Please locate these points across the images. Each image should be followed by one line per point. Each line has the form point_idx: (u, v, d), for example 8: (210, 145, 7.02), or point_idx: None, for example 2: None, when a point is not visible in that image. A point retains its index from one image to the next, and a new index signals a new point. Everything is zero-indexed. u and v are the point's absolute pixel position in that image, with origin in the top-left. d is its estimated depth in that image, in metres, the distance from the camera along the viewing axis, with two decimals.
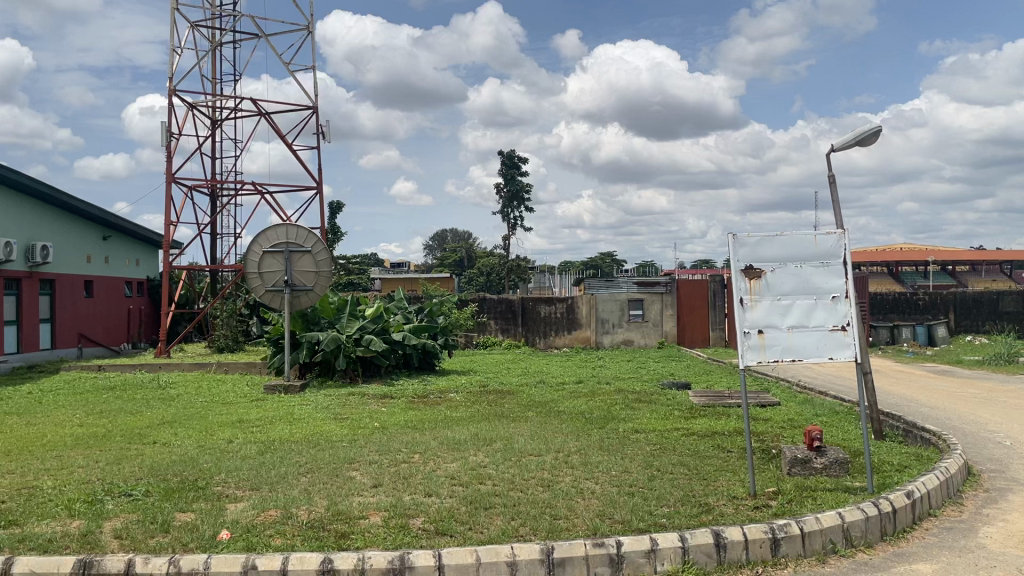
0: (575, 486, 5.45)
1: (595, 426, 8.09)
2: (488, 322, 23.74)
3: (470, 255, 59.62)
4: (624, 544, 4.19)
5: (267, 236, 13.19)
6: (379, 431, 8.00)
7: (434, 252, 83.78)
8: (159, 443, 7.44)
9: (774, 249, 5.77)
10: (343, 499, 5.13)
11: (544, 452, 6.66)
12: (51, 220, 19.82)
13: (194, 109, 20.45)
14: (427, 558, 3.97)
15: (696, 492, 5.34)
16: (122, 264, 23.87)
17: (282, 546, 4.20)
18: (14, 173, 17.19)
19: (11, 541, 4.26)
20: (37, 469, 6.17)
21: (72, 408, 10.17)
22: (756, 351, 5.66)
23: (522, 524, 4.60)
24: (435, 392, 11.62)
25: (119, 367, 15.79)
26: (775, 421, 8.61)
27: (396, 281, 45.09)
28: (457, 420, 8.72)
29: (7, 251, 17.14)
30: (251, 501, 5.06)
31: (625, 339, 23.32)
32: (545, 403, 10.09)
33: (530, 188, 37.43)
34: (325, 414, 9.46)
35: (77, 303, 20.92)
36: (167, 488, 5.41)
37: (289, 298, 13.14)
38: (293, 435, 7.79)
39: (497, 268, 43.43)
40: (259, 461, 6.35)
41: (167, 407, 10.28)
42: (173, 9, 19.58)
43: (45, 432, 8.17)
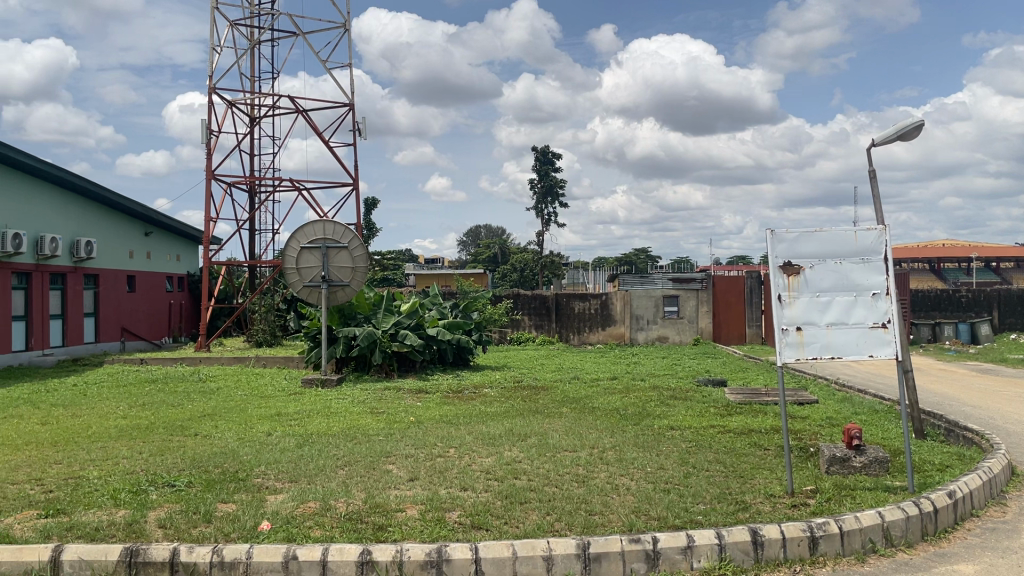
0: (611, 482, 5.45)
1: (629, 422, 8.08)
2: (522, 318, 23.74)
3: (504, 252, 59.57)
4: (660, 540, 4.18)
5: (304, 232, 13.29)
6: (415, 426, 8.06)
7: (468, 249, 84.02)
8: (200, 435, 7.59)
9: (814, 245, 5.69)
10: (380, 492, 5.19)
11: (580, 448, 6.66)
12: (95, 215, 20.24)
13: (233, 107, 20.78)
14: (465, 552, 4.00)
15: (733, 490, 5.31)
16: (163, 259, 24.33)
17: (322, 537, 4.27)
18: (59, 170, 17.59)
19: (60, 529, 4.38)
20: (84, 460, 6.33)
21: (115, 401, 10.37)
22: (794, 349, 5.61)
23: (558, 520, 4.62)
24: (470, 388, 11.65)
25: (161, 360, 16.08)
26: (813, 419, 8.50)
27: (431, 277, 45.32)
28: (492, 415, 8.77)
29: (52, 247, 17.57)
30: (291, 493, 5.15)
31: (660, 335, 23.20)
32: (579, 399, 10.09)
33: (564, 183, 37.42)
34: (362, 408, 9.57)
35: (120, 297, 21.34)
36: (209, 479, 5.52)
37: (327, 293, 13.27)
38: (331, 429, 7.90)
39: (532, 264, 43.48)
40: (298, 453, 6.45)
41: (207, 400, 10.45)
42: (213, 8, 19.90)
43: (91, 424, 8.37)
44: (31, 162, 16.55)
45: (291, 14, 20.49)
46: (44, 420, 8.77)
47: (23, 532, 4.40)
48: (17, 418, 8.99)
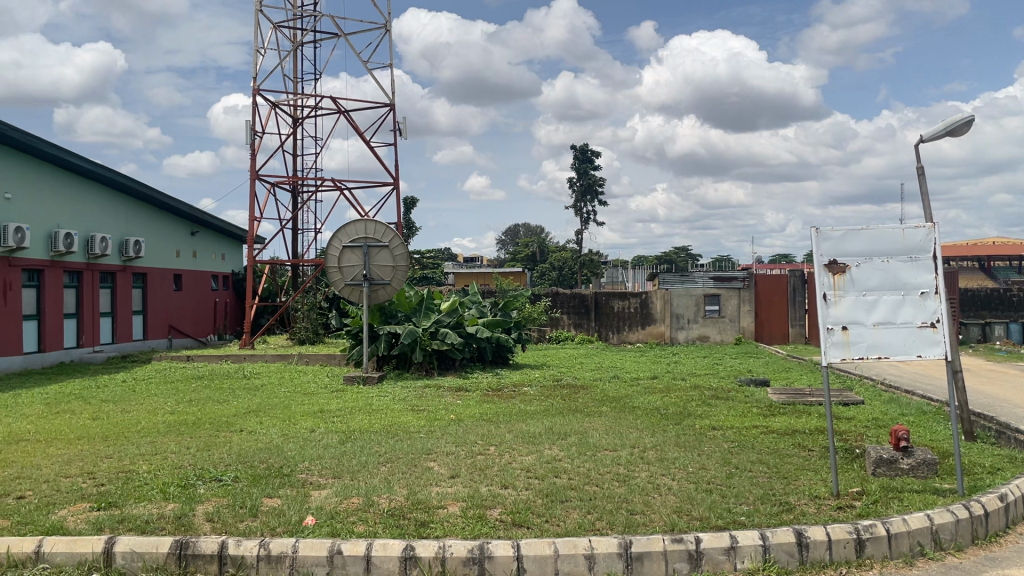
0: (652, 482, 5.43)
1: (670, 422, 8.03)
2: (561, 317, 23.73)
3: (543, 251, 59.49)
4: (703, 541, 4.16)
5: (346, 232, 13.43)
6: (456, 423, 8.12)
7: (506, 248, 84.12)
8: (245, 431, 7.71)
9: (860, 243, 5.58)
10: (421, 489, 5.23)
11: (621, 448, 6.64)
12: (143, 215, 20.69)
13: (276, 108, 21.08)
14: (507, 549, 4.02)
15: (776, 491, 5.25)
16: (209, 258, 24.79)
17: (365, 533, 4.32)
18: (109, 171, 18.04)
19: (112, 522, 4.49)
20: (133, 454, 6.48)
21: (162, 397, 10.60)
22: (840, 348, 5.52)
23: (599, 519, 4.61)
24: (509, 386, 11.70)
25: (206, 357, 16.39)
26: (858, 420, 8.38)
27: (470, 276, 45.50)
28: (531, 414, 8.80)
29: (102, 246, 18.01)
30: (334, 489, 5.22)
31: (701, 335, 22.99)
32: (619, 398, 10.05)
33: (603, 181, 37.28)
34: (403, 405, 9.66)
35: (167, 295, 21.78)
36: (255, 474, 5.61)
37: (368, 292, 13.39)
38: (373, 426, 7.98)
39: (571, 262, 43.43)
40: (341, 449, 6.54)
41: (251, 397, 10.62)
42: (257, 11, 20.20)
43: (140, 419, 8.56)
44: (83, 164, 17.00)
45: (333, 15, 20.70)
46: (96, 415, 9.02)
47: (76, 524, 4.52)
48: (70, 413, 9.24)
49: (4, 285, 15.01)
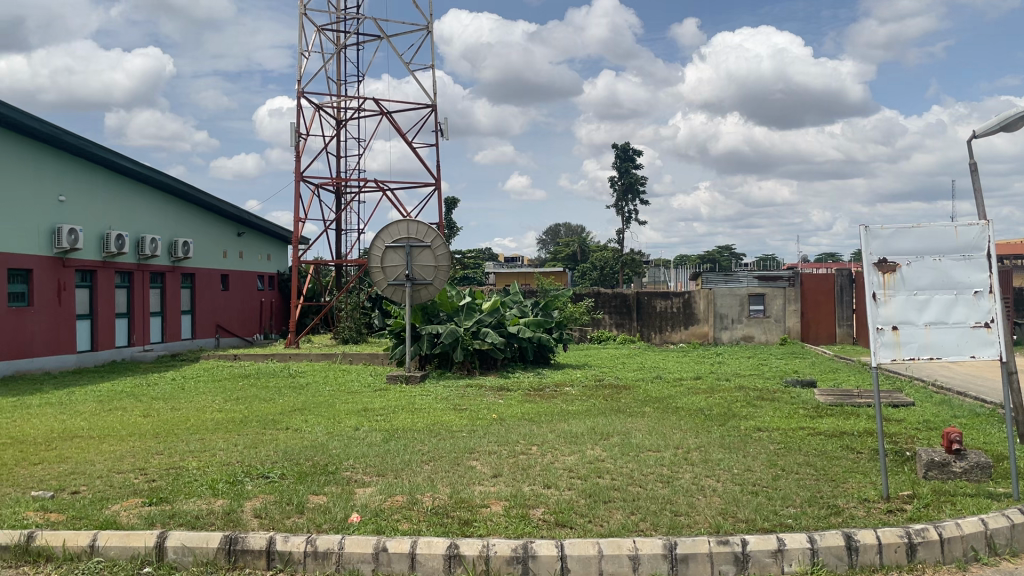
0: (696, 483, 5.39)
1: (715, 423, 7.95)
2: (603, 317, 23.63)
3: (583, 251, 59.30)
4: (749, 543, 4.11)
5: (389, 231, 13.54)
6: (497, 423, 8.15)
7: (547, 248, 84.07)
8: (291, 429, 7.84)
9: (911, 242, 5.45)
10: (465, 487, 5.25)
11: (664, 448, 6.59)
12: (192, 216, 21.11)
13: (320, 110, 21.35)
14: (550, 549, 4.01)
15: (824, 494, 5.16)
16: (255, 259, 25.24)
17: (409, 531, 4.35)
18: (158, 173, 18.44)
19: (163, 517, 4.60)
20: (183, 451, 6.61)
21: (211, 395, 10.79)
22: (890, 349, 5.40)
23: (643, 520, 4.58)
24: (551, 386, 11.71)
25: (253, 356, 16.67)
26: (909, 422, 8.20)
27: (511, 275, 45.57)
28: (574, 414, 8.79)
29: (152, 247, 18.41)
30: (379, 487, 5.28)
31: (745, 335, 22.74)
32: (662, 398, 9.99)
33: (645, 180, 37.06)
34: (446, 404, 9.70)
35: (214, 295, 22.19)
36: (300, 472, 5.70)
37: (410, 292, 13.50)
38: (416, 424, 8.05)
39: (612, 262, 43.27)
40: (384, 448, 6.59)
41: (296, 395, 10.76)
42: (302, 15, 20.48)
43: (190, 416, 8.75)
44: (133, 167, 17.40)
45: (375, 18, 20.91)
46: (146, 413, 9.24)
47: (129, 519, 4.63)
48: (122, 410, 9.49)
49: (58, 285, 15.43)
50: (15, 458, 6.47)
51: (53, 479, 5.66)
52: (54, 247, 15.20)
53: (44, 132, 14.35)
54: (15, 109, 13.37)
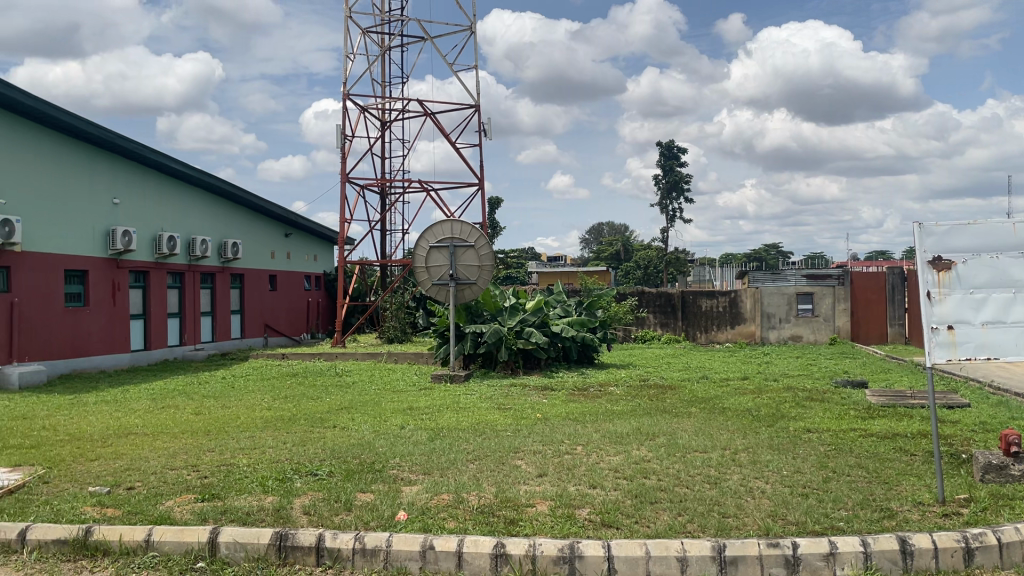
0: (744, 485, 5.31)
1: (762, 424, 7.83)
2: (647, 316, 23.49)
3: (627, 250, 58.99)
4: (800, 546, 4.05)
5: (433, 231, 13.63)
6: (542, 422, 8.14)
7: (590, 247, 83.82)
8: (339, 427, 7.93)
9: (966, 239, 5.30)
10: (510, 486, 5.26)
11: (711, 449, 6.52)
12: (241, 219, 21.49)
13: (365, 112, 21.58)
14: (597, 549, 4.00)
15: (876, 496, 5.05)
16: (302, 259, 25.62)
17: (456, 529, 4.38)
18: (209, 176, 18.82)
19: (215, 513, 4.68)
20: (233, 448, 6.74)
21: (260, 393, 10.99)
22: (945, 349, 5.25)
23: (690, 521, 4.54)
24: (595, 386, 11.67)
25: (300, 355, 16.88)
26: (965, 424, 7.99)
27: (554, 275, 45.48)
28: (620, 413, 8.74)
29: (202, 248, 18.80)
30: (425, 485, 5.31)
31: (793, 335, 22.40)
32: (708, 399, 9.89)
33: (690, 178, 36.72)
34: (491, 403, 9.75)
35: (263, 295, 22.56)
36: (348, 470, 5.75)
37: (454, 291, 13.55)
38: (461, 423, 8.08)
39: (657, 261, 42.96)
40: (430, 447, 6.62)
41: (343, 394, 10.89)
42: (347, 18, 20.73)
43: (240, 414, 8.92)
44: (184, 170, 17.78)
45: (420, 19, 21.08)
46: (198, 410, 9.44)
47: (182, 515, 4.73)
48: (175, 408, 9.71)
49: (113, 285, 15.84)
50: (72, 454, 6.65)
51: (109, 475, 5.82)
52: (109, 249, 15.60)
53: (99, 137, 14.74)
54: (70, 113, 13.73)
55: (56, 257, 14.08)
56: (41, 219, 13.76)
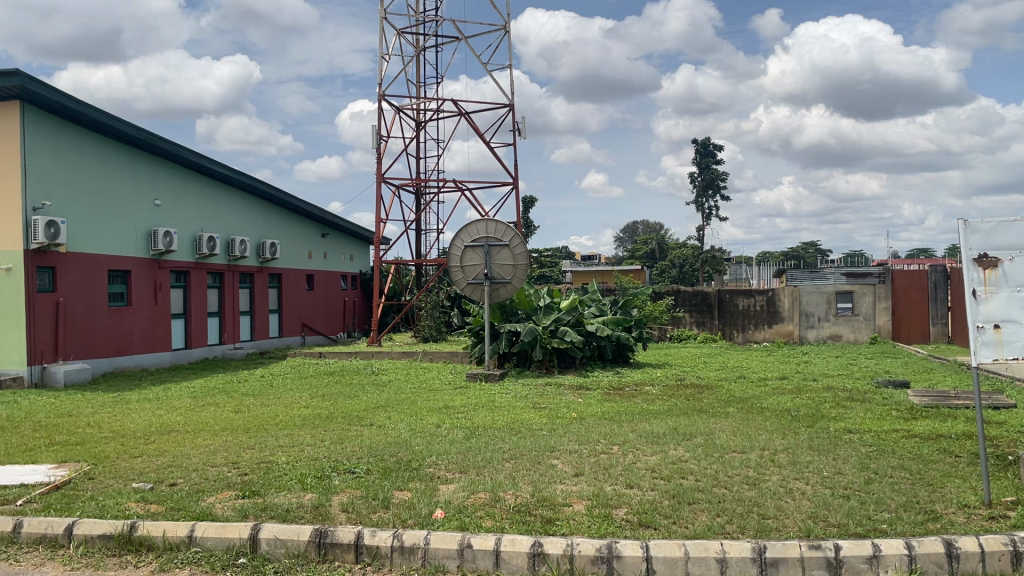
0: (784, 486, 5.25)
1: (802, 425, 7.72)
2: (683, 316, 23.34)
3: (662, 248, 58.65)
4: (842, 548, 3.99)
5: (468, 230, 13.65)
6: (577, 422, 8.12)
7: (625, 245, 83.49)
8: (375, 425, 8.00)
9: (1013, 236, 5.16)
10: (546, 486, 5.26)
11: (750, 450, 6.46)
12: (279, 219, 21.74)
13: (400, 112, 21.69)
14: (636, 549, 3.99)
15: (920, 498, 4.96)
16: (339, 259, 25.86)
17: (493, 528, 4.39)
18: (247, 176, 19.07)
19: (255, 510, 4.75)
20: (273, 446, 6.83)
21: (298, 392, 11.10)
22: (990, 348, 5.15)
23: (728, 522, 4.50)
24: (631, 385, 11.62)
25: (337, 354, 17.01)
26: (1012, 425, 7.81)
27: (588, 275, 45.31)
28: (656, 413, 8.69)
29: (241, 248, 19.06)
30: (461, 484, 5.32)
31: (832, 334, 22.06)
32: (746, 399, 9.79)
33: (725, 176, 36.37)
34: (526, 402, 9.76)
35: (300, 295, 22.81)
36: (385, 467, 5.80)
37: (489, 290, 13.56)
38: (497, 422, 8.09)
39: (692, 259, 42.66)
40: (466, 445, 6.64)
41: (380, 392, 10.98)
42: (382, 19, 20.86)
43: (278, 412, 9.03)
44: (223, 171, 18.02)
45: (453, 19, 21.13)
46: (237, 408, 9.56)
47: (223, 511, 4.81)
48: (215, 405, 9.85)
49: (155, 285, 16.13)
50: (117, 451, 6.79)
51: (152, 472, 5.92)
52: (150, 249, 15.89)
53: (140, 139, 15.00)
54: (111, 116, 13.98)
55: (99, 257, 14.36)
56: (85, 220, 14.05)
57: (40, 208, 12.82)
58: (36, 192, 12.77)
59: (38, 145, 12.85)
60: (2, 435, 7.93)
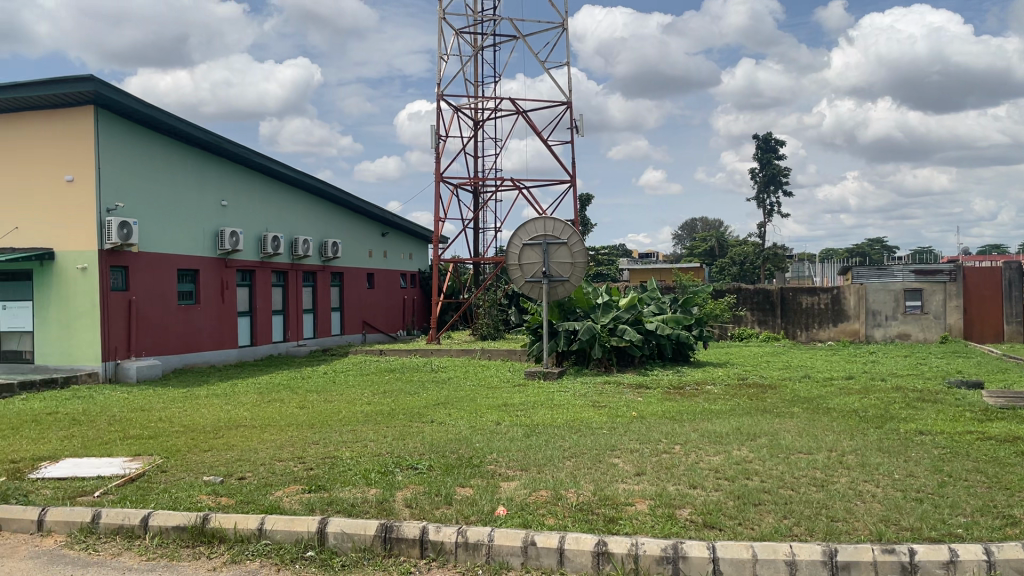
0: (853, 488, 5.13)
1: (871, 426, 7.53)
2: (745, 314, 23.07)
3: (721, 244, 57.89)
4: (917, 553, 3.88)
5: (526, 228, 13.60)
6: (637, 420, 8.07)
7: (683, 242, 82.58)
8: (436, 422, 8.07)
9: None
10: (608, 485, 5.23)
11: (816, 450, 6.33)
12: (340, 219, 22.11)
13: (458, 112, 21.80)
14: (702, 550, 3.94)
15: (998, 503, 4.79)
16: (398, 258, 26.20)
17: (555, 526, 4.39)
18: (310, 177, 19.45)
19: (322, 504, 4.84)
20: (336, 441, 6.95)
21: (359, 389, 11.26)
22: None
23: (797, 524, 4.41)
24: (691, 384, 11.48)
25: (397, 352, 17.22)
26: None
27: (646, 273, 44.95)
28: (717, 413, 8.57)
29: (304, 248, 19.45)
30: (523, 481, 5.33)
31: (901, 333, 21.41)
32: (812, 399, 9.59)
33: (788, 171, 35.67)
34: (585, 401, 9.71)
35: (361, 293, 23.15)
36: (447, 464, 5.84)
37: (547, 288, 13.55)
38: (557, 420, 8.10)
39: (753, 256, 41.97)
40: (526, 443, 6.67)
41: (440, 389, 11.07)
42: (440, 20, 20.99)
43: (340, 409, 9.18)
44: (287, 172, 18.40)
45: (511, 18, 21.12)
46: (301, 404, 9.76)
47: (291, 505, 4.91)
48: (279, 401, 10.10)
49: (222, 284, 16.56)
50: (187, 445, 6.99)
51: (221, 466, 6.08)
52: (218, 249, 16.32)
53: (208, 142, 15.43)
54: (180, 119, 14.41)
55: (169, 257, 14.81)
56: (156, 220, 14.50)
57: (113, 208, 13.28)
58: (109, 193, 13.21)
59: (111, 148, 13.29)
60: (80, 428, 8.25)
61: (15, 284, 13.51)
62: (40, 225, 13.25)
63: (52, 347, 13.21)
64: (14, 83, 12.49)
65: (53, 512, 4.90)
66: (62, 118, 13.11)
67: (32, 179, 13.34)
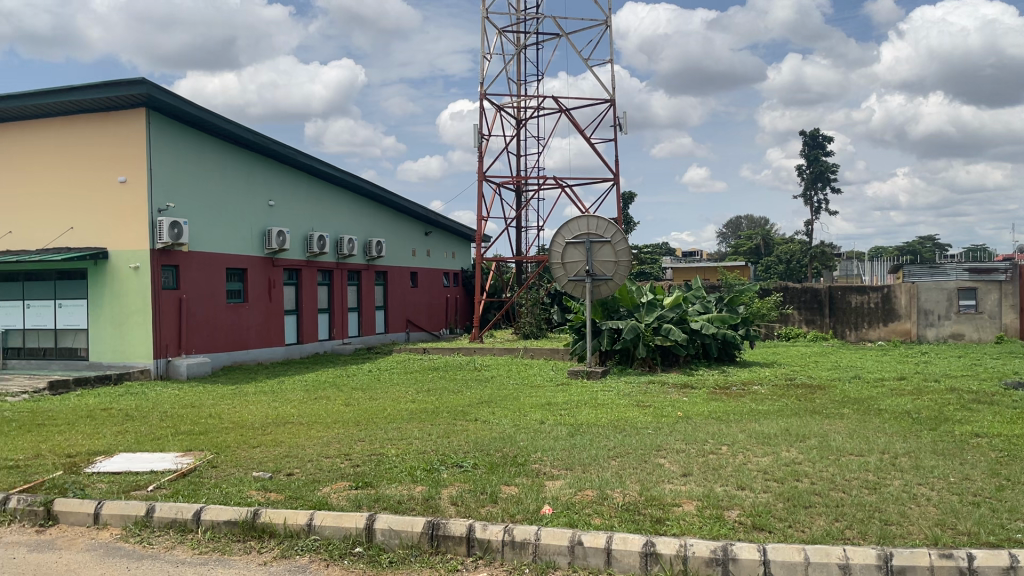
0: (908, 491, 5.01)
1: (924, 428, 7.35)
2: (792, 313, 22.89)
3: (767, 243, 57.09)
4: (976, 558, 3.78)
5: (569, 227, 13.55)
6: (683, 420, 8.00)
7: (728, 241, 81.59)
8: (480, 420, 8.09)
9: None
10: (654, 485, 5.19)
11: (868, 453, 6.20)
12: (384, 218, 22.30)
13: (501, 110, 21.82)
14: (753, 553, 3.89)
15: None
16: (441, 256, 26.32)
17: (602, 526, 4.37)
18: (354, 177, 19.65)
19: (368, 500, 4.89)
20: (382, 438, 7.01)
21: (405, 386, 11.35)
22: None
23: (849, 527, 4.33)
24: (738, 384, 11.34)
25: (441, 350, 17.30)
26: None
27: (690, 272, 44.55)
28: (765, 413, 8.45)
29: (349, 247, 19.65)
30: (568, 480, 5.32)
31: (954, 333, 20.87)
32: (862, 399, 9.42)
33: (836, 168, 35.06)
34: (629, 400, 9.65)
35: (405, 292, 23.32)
36: (492, 462, 5.86)
37: (591, 287, 13.54)
38: (601, 419, 8.07)
39: (800, 254, 41.33)
40: (571, 442, 6.65)
41: (483, 388, 11.11)
42: (484, 19, 21.03)
43: (385, 406, 9.26)
44: (332, 172, 18.62)
45: (554, 16, 21.07)
46: (347, 402, 9.88)
47: (338, 501, 4.97)
48: (326, 399, 10.23)
49: (269, 283, 16.82)
50: (237, 441, 7.12)
51: (270, 462, 6.17)
52: (265, 248, 16.58)
53: (256, 143, 15.68)
54: (229, 120, 14.67)
55: (218, 256, 15.08)
56: (206, 220, 14.78)
57: (165, 209, 13.57)
58: (161, 194, 13.51)
59: (163, 149, 13.59)
60: (133, 424, 8.44)
61: (70, 283, 13.87)
62: (94, 226, 13.61)
63: (106, 344, 13.54)
64: (70, 86, 12.81)
65: (109, 506, 5.02)
66: (116, 120, 13.42)
67: (86, 180, 13.70)
